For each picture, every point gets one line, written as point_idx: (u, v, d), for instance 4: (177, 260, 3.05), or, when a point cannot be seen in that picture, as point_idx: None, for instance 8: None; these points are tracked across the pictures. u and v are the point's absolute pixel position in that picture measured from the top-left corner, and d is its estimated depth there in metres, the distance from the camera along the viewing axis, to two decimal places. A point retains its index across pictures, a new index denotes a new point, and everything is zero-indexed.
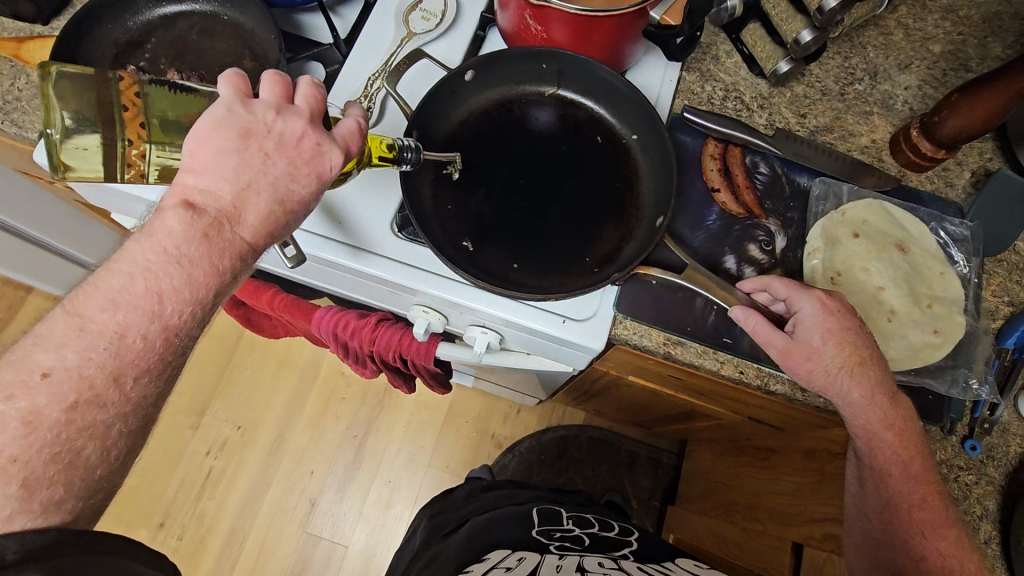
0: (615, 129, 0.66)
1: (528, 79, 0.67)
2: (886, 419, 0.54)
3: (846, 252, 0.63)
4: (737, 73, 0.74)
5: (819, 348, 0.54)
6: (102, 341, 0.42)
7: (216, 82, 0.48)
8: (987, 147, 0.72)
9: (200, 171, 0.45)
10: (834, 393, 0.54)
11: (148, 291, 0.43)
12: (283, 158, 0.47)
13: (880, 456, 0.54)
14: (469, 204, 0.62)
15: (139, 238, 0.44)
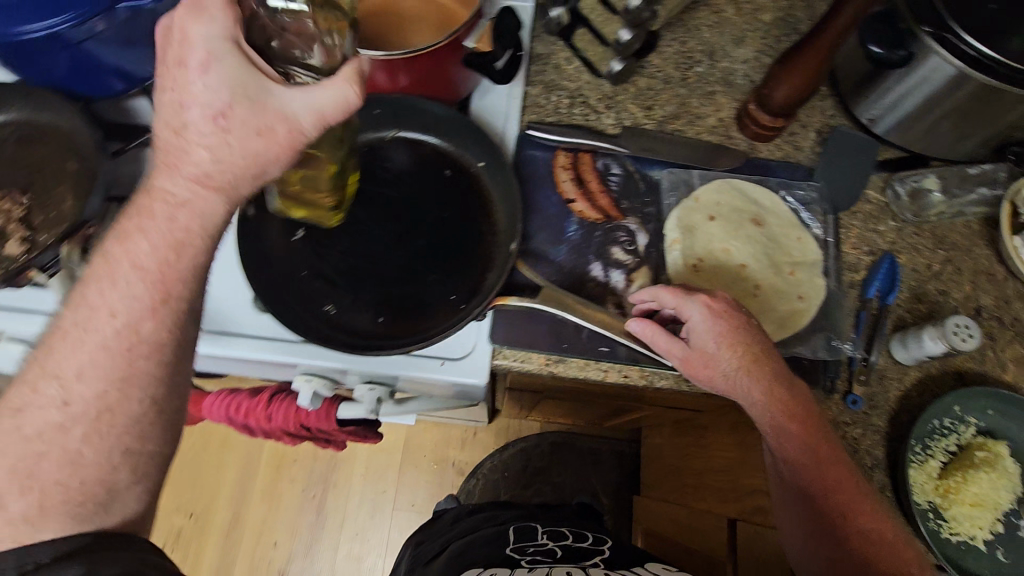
0: (463, 161, 0.65)
1: (365, 127, 0.66)
2: (781, 404, 0.55)
3: (704, 236, 0.64)
4: (579, 78, 0.74)
5: (715, 353, 0.55)
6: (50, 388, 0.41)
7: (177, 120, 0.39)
8: (827, 105, 0.74)
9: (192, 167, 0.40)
10: (739, 392, 0.55)
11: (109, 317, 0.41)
12: (283, 97, 0.38)
13: (789, 449, 0.54)
14: (326, 267, 0.60)
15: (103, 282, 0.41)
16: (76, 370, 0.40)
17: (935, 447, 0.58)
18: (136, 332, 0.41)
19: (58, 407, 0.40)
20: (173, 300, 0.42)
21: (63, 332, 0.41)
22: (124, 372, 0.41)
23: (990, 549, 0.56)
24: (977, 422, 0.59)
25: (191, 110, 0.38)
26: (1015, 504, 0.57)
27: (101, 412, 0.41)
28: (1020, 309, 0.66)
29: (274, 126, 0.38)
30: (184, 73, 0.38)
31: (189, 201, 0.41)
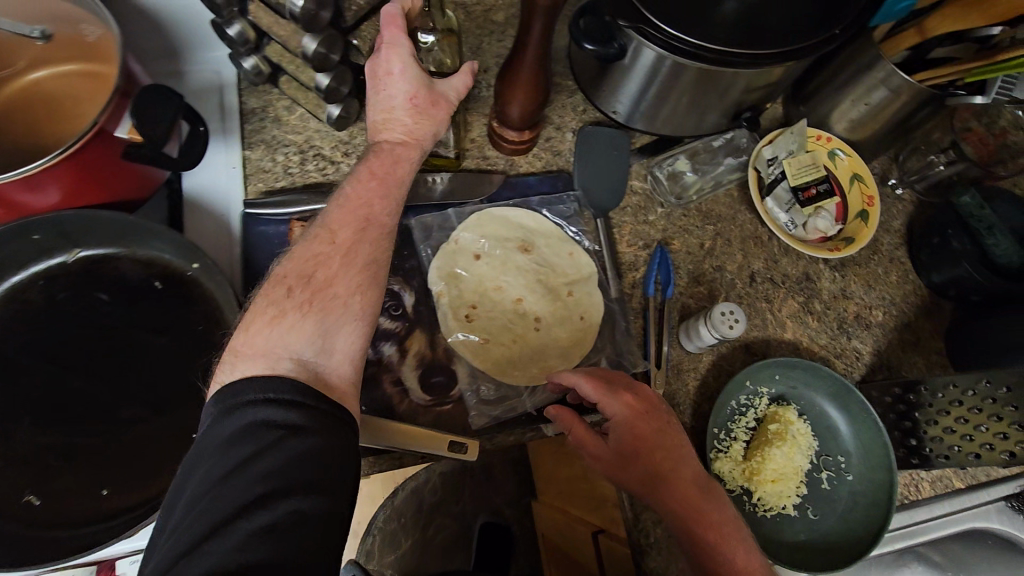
0: (170, 267, 0.54)
1: (28, 259, 0.52)
2: (686, 495, 0.48)
3: (473, 279, 0.61)
4: (306, 127, 0.64)
5: (631, 454, 0.50)
6: (292, 306, 0.42)
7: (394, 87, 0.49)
8: (576, 101, 0.71)
9: (405, 127, 0.49)
10: (650, 492, 0.49)
11: (305, 258, 0.44)
12: (387, 108, 0.49)
13: (704, 544, 0.47)
14: (15, 447, 0.49)
15: (337, 206, 0.46)
16: (340, 229, 0.45)
17: (737, 429, 0.59)
18: (373, 210, 0.47)
19: (323, 257, 0.44)
20: (391, 180, 0.48)
21: (320, 230, 0.45)
22: (344, 257, 0.44)
23: (801, 512, 0.59)
24: (768, 391, 0.61)
25: (393, 98, 0.49)
26: (813, 460, 0.60)
27: (348, 274, 0.44)
28: (788, 264, 0.69)
29: (424, 94, 0.49)
30: (386, 83, 0.49)
31: (405, 141, 0.50)
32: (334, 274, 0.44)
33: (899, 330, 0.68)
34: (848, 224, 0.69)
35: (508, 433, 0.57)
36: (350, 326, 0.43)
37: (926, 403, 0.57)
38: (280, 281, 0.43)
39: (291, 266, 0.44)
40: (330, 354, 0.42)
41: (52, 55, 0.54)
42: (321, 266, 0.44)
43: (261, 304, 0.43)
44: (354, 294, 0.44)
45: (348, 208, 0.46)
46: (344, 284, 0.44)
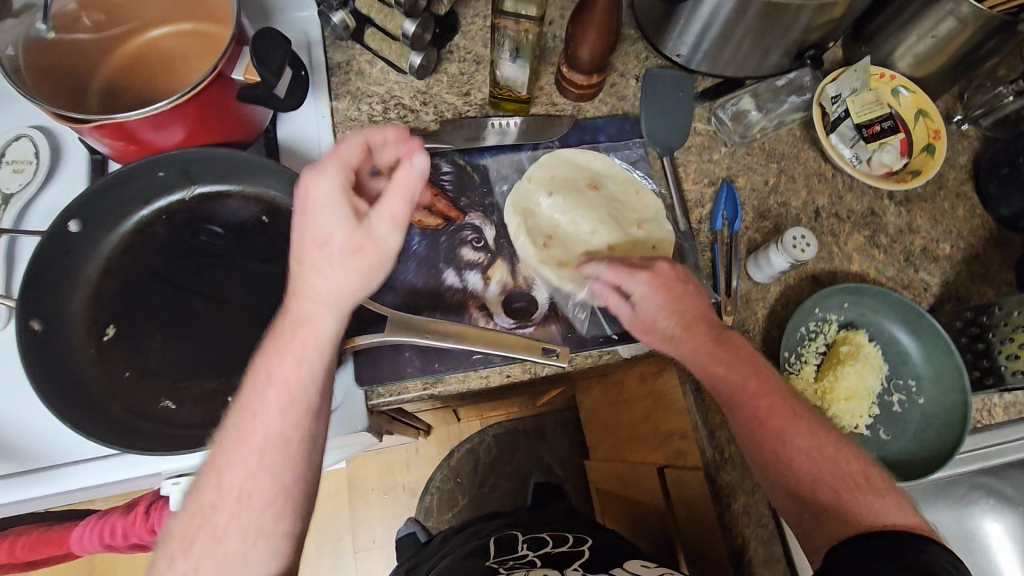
0: (276, 200, 0.59)
1: (154, 194, 0.58)
2: (715, 360, 0.54)
3: (548, 214, 0.65)
4: (387, 79, 0.69)
5: (656, 320, 0.56)
6: (236, 503, 0.43)
7: (329, 271, 0.45)
8: (639, 49, 0.74)
9: (337, 288, 0.45)
10: (681, 347, 0.56)
11: (234, 499, 0.43)
12: (329, 271, 0.45)
13: (740, 407, 0.53)
14: (150, 360, 0.55)
15: (244, 416, 0.44)
16: (230, 469, 0.43)
17: (808, 352, 0.61)
18: (272, 430, 0.44)
19: (211, 510, 0.43)
20: (304, 360, 0.45)
21: (212, 465, 0.44)
22: (249, 474, 0.43)
23: (874, 432, 0.61)
24: (837, 318, 0.63)
25: (325, 307, 0.46)
26: (884, 383, 0.62)
27: (239, 522, 0.43)
28: (852, 200, 0.70)
29: (343, 273, 0.45)
30: (309, 214, 0.45)
31: (310, 320, 0.46)
32: (223, 525, 0.43)
33: (967, 262, 0.69)
34: (914, 158, 0.69)
35: (586, 355, 0.60)
36: (270, 539, 0.44)
37: (999, 323, 0.58)
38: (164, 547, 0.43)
39: (177, 534, 0.43)
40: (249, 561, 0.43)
41: (172, 16, 0.60)
42: (257, 467, 0.43)
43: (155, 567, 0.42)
44: (278, 517, 0.44)
45: (244, 441, 0.44)
46: (258, 500, 0.43)
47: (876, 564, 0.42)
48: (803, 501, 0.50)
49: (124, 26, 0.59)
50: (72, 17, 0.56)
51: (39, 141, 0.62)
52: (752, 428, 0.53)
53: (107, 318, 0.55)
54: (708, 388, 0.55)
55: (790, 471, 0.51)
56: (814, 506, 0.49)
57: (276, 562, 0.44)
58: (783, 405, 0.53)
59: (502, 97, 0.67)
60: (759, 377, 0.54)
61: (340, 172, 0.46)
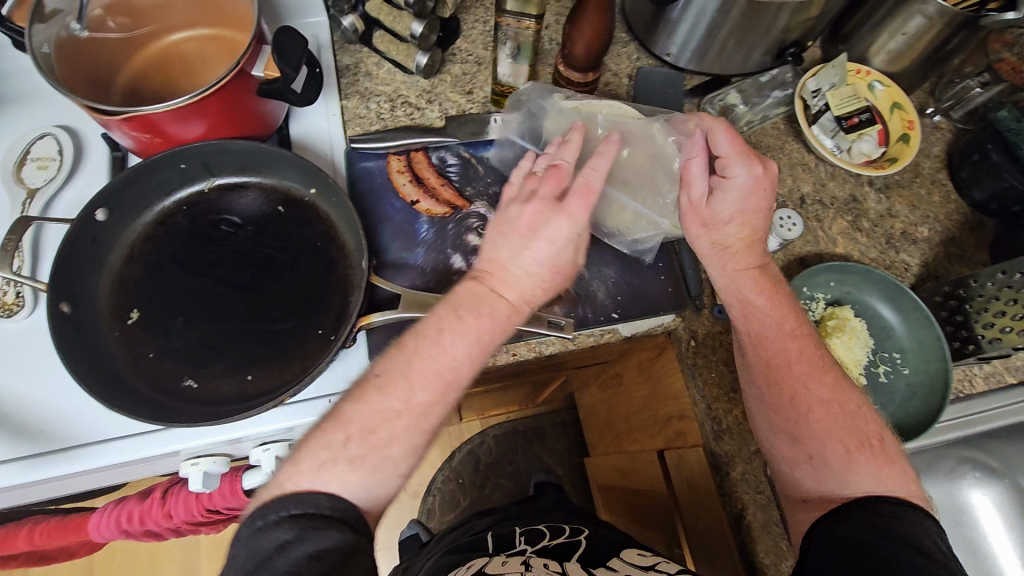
0: (291, 191, 0.63)
1: (175, 185, 0.62)
2: (757, 287, 0.58)
3: None
4: (394, 79, 0.73)
5: (721, 220, 0.58)
6: (406, 415, 0.44)
7: (491, 272, 0.48)
8: (631, 51, 0.79)
9: (515, 280, 0.48)
10: (726, 255, 0.59)
11: (412, 406, 0.44)
12: (505, 258, 0.48)
13: (767, 347, 0.56)
14: (172, 341, 0.57)
15: (445, 334, 0.45)
16: (422, 387, 0.44)
17: None
18: (460, 370, 0.45)
19: (394, 414, 0.44)
20: (487, 335, 0.46)
21: (404, 364, 0.45)
22: (418, 409, 0.44)
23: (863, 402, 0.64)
24: (823, 296, 0.66)
25: (505, 288, 0.48)
26: (869, 356, 0.65)
27: (411, 436, 0.44)
28: (835, 187, 0.74)
29: (512, 261, 0.48)
30: (527, 238, 0.48)
31: (518, 288, 0.48)
32: (391, 434, 0.43)
33: (945, 244, 0.73)
34: (890, 147, 0.74)
35: (588, 334, 0.64)
36: (400, 474, 0.44)
37: (975, 295, 0.62)
38: (342, 424, 0.43)
39: (361, 413, 0.44)
40: (378, 489, 0.43)
41: (190, 21, 0.63)
42: (441, 397, 0.45)
43: (326, 436, 0.43)
44: (408, 454, 0.44)
45: (435, 359, 0.45)
46: (404, 439, 0.44)
47: (860, 526, 0.46)
48: (804, 452, 0.54)
49: (145, 28, 0.62)
50: (98, 22, 0.59)
51: (62, 139, 0.65)
52: (766, 368, 0.56)
53: (131, 303, 0.58)
54: (732, 311, 0.59)
55: (800, 419, 0.54)
56: (808, 458, 0.54)
57: (391, 491, 0.45)
58: (813, 362, 0.56)
59: (503, 94, 0.71)
60: (795, 321, 0.57)
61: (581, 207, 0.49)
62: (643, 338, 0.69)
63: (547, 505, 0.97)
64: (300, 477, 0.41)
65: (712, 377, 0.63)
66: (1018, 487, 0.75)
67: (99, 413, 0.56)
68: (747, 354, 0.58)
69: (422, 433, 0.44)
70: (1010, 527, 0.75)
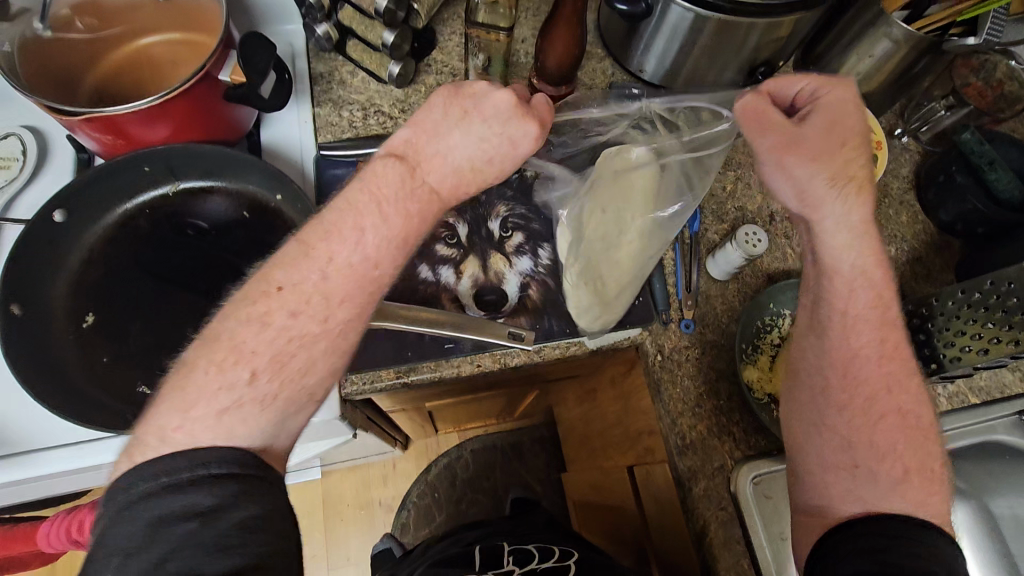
0: (257, 197, 0.62)
1: (137, 187, 0.61)
2: (869, 256, 0.52)
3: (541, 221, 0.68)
4: (368, 88, 0.73)
5: (816, 155, 0.50)
6: (318, 341, 0.44)
7: (454, 156, 0.48)
8: (606, 66, 0.79)
9: (438, 173, 0.48)
10: (819, 212, 0.52)
11: (326, 329, 0.44)
12: (449, 170, 0.48)
13: (854, 337, 0.53)
14: (127, 346, 0.56)
15: (362, 225, 0.45)
16: (335, 303, 0.44)
17: (764, 343, 0.65)
18: (380, 279, 0.46)
19: (305, 335, 0.44)
20: (415, 240, 0.48)
21: (312, 281, 0.44)
22: (331, 336, 0.44)
23: None
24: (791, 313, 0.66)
25: (429, 181, 0.48)
26: None
27: (327, 358, 0.44)
28: None
29: (477, 179, 0.49)
30: (469, 118, 0.48)
31: (438, 195, 0.48)
32: (313, 357, 0.44)
33: (911, 263, 0.73)
34: (859, 167, 0.75)
35: (553, 347, 0.63)
36: (310, 408, 0.45)
37: (937, 314, 0.62)
38: (244, 359, 0.42)
39: (267, 342, 0.43)
40: (296, 420, 0.44)
41: (157, 21, 0.62)
42: (349, 323, 0.45)
43: (222, 371, 0.41)
44: (322, 379, 0.45)
45: (351, 275, 0.45)
46: (318, 370, 0.44)
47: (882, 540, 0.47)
48: (851, 460, 0.52)
49: (111, 27, 0.62)
50: (65, 22, 0.59)
51: (25, 140, 0.64)
52: (841, 365, 0.53)
53: (87, 307, 0.57)
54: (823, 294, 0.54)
55: (862, 404, 0.53)
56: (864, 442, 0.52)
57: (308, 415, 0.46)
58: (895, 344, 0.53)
59: None
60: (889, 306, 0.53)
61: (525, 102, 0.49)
62: (613, 352, 0.69)
63: (541, 524, 0.95)
64: (195, 429, 0.39)
65: (679, 392, 0.63)
66: (985, 508, 0.74)
67: (47, 419, 0.55)
68: (829, 335, 0.54)
69: (337, 353, 0.45)
70: (977, 549, 0.75)
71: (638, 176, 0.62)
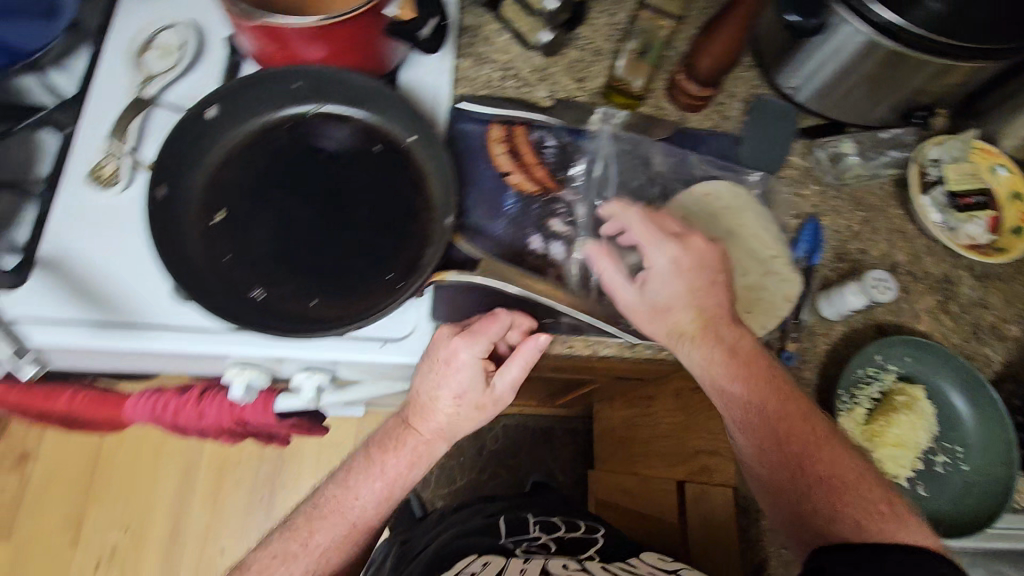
0: (393, 134, 0.63)
1: (285, 101, 0.62)
2: (739, 373, 0.56)
3: (663, 217, 0.66)
4: (510, 50, 0.73)
5: (666, 300, 0.56)
6: (373, 496, 0.58)
7: (445, 377, 0.55)
8: (752, 76, 0.76)
9: (452, 384, 0.55)
10: (691, 350, 0.57)
11: (382, 494, 0.58)
12: (455, 379, 0.55)
13: (756, 437, 0.56)
14: (249, 249, 0.58)
15: (410, 410, 0.58)
16: (370, 484, 0.58)
17: (861, 395, 0.62)
18: (419, 453, 0.58)
19: (357, 496, 0.58)
20: (438, 442, 0.58)
21: (385, 488, 0.58)
22: (378, 491, 0.58)
23: (912, 487, 0.61)
24: (896, 370, 0.63)
25: (440, 397, 0.56)
26: (932, 443, 0.62)
27: (374, 494, 0.58)
28: (930, 263, 0.71)
29: (517, 366, 0.56)
30: (443, 374, 0.55)
31: (454, 409, 0.56)
32: (355, 506, 0.58)
33: None
34: (1001, 237, 0.70)
35: (647, 346, 0.62)
36: (375, 517, 0.59)
37: None
38: (294, 534, 0.58)
39: (325, 498, 0.59)
40: (341, 544, 0.58)
41: None
42: (394, 468, 0.58)
43: (296, 532, 0.58)
44: (376, 510, 0.59)
45: (382, 463, 0.58)
46: (371, 494, 0.58)
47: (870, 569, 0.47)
48: (831, 500, 0.53)
49: None
50: None
51: (186, 34, 0.66)
52: (775, 467, 0.55)
53: (218, 205, 0.59)
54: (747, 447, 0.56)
55: (801, 493, 0.54)
56: (797, 476, 0.55)
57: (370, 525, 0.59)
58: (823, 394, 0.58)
59: (615, 88, 0.70)
60: (781, 386, 0.57)
61: (481, 345, 0.55)
62: None
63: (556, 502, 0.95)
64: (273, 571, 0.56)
65: None
66: None
67: (163, 300, 0.58)
68: (746, 460, 0.57)
69: (384, 496, 0.58)
70: None
71: (727, 189, 0.67)
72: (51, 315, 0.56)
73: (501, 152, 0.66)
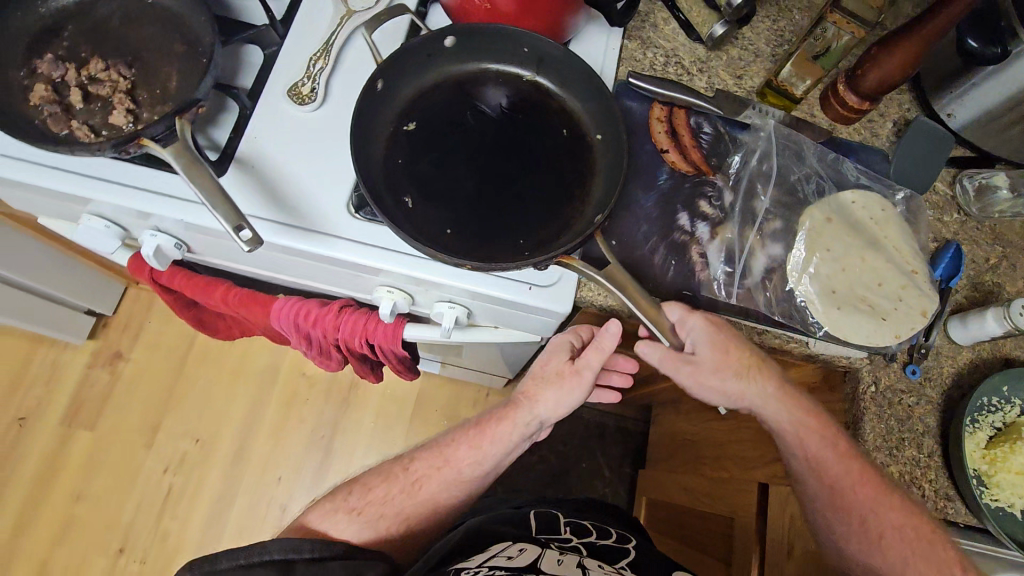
0: (580, 123, 0.67)
1: (506, 60, 0.68)
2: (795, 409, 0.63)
3: (810, 219, 0.66)
4: (676, 39, 0.76)
5: (710, 359, 0.61)
6: (441, 480, 0.69)
7: (545, 357, 0.68)
8: (904, 100, 0.76)
9: (541, 367, 0.68)
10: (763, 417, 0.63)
11: (452, 477, 0.70)
12: (546, 365, 0.68)
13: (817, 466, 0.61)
14: (425, 176, 0.63)
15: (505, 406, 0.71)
16: (450, 464, 0.70)
17: (983, 421, 0.62)
18: (488, 446, 0.69)
19: (433, 475, 0.70)
20: (521, 419, 0.68)
21: (455, 473, 0.70)
22: (445, 474, 0.70)
23: None
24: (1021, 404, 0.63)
25: (534, 374, 0.69)
26: None
27: (443, 478, 0.70)
28: None
29: (592, 355, 0.64)
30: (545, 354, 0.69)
31: (544, 386, 0.67)
32: (431, 481, 0.70)
33: None
34: None
35: (776, 335, 0.64)
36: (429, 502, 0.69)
37: None
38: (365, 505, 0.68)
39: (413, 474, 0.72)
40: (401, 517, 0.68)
41: None
42: (464, 459, 0.70)
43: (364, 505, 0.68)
44: (436, 494, 0.69)
45: (468, 446, 0.71)
46: (432, 478, 0.70)
47: None
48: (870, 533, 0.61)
49: None
50: None
51: None
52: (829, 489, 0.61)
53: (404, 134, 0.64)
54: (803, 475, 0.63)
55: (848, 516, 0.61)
56: (843, 508, 0.61)
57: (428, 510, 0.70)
58: (874, 484, 0.60)
59: (773, 88, 0.73)
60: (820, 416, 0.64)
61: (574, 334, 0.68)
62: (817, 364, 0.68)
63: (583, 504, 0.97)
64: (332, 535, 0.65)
65: (882, 429, 0.63)
66: None
67: (342, 211, 0.63)
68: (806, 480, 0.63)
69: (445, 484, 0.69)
70: None
71: (878, 211, 0.68)
72: (245, 205, 0.62)
73: (659, 131, 0.69)
